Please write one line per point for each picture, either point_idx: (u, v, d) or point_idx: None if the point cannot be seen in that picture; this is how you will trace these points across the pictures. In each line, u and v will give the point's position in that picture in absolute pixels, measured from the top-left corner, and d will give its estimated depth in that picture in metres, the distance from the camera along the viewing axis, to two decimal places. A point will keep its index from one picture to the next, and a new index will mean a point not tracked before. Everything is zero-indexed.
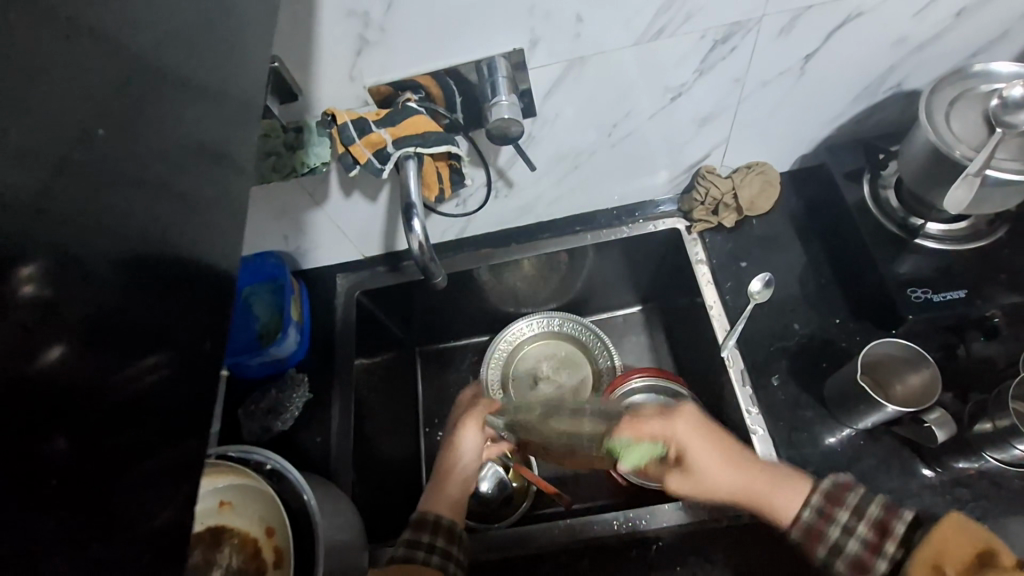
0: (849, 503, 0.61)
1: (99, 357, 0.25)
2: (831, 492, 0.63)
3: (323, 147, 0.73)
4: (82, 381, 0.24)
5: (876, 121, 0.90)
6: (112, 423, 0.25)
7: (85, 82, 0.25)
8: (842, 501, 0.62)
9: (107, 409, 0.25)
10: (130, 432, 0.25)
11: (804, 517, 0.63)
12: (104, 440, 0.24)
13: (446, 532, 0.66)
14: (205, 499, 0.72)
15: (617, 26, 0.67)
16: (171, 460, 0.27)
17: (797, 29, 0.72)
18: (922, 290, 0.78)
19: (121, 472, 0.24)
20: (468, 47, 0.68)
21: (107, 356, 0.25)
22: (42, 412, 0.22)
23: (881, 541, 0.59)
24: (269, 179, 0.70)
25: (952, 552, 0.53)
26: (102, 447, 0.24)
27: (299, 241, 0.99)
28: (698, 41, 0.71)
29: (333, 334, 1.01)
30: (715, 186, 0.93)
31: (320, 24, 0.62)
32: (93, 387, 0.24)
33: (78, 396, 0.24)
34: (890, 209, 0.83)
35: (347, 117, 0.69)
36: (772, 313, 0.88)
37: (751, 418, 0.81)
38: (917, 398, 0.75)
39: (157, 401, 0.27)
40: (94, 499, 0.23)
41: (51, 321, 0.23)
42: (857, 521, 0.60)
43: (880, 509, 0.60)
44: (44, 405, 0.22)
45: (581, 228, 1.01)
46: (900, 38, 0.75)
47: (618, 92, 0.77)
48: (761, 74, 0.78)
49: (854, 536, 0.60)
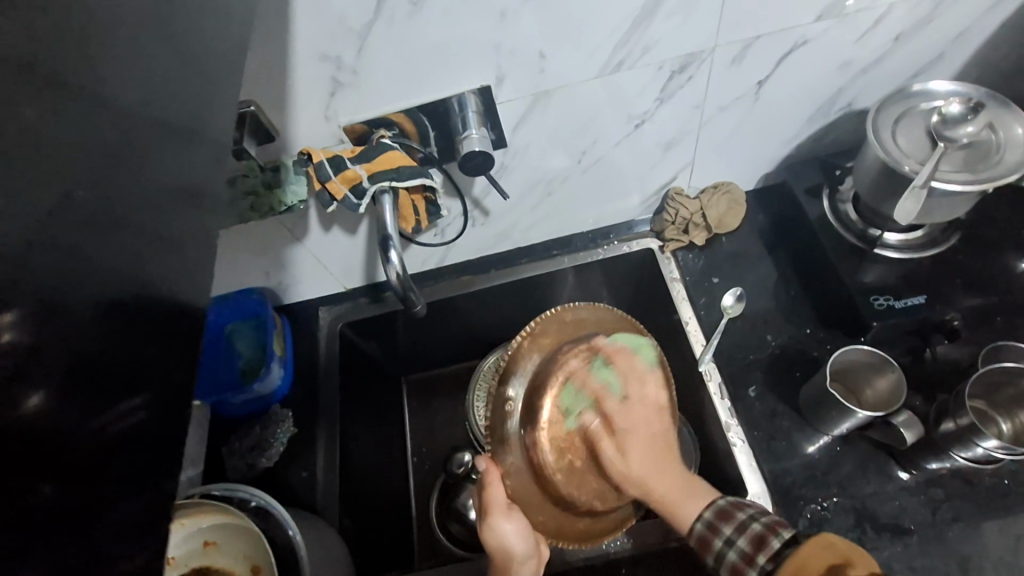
0: (738, 519, 0.63)
1: (74, 407, 0.25)
2: (725, 509, 0.65)
3: (300, 184, 0.74)
4: (62, 429, 0.24)
5: (831, 140, 0.95)
6: (91, 469, 0.25)
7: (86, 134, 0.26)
8: (733, 517, 0.64)
9: (84, 455, 0.25)
10: (109, 474, 0.26)
11: (698, 528, 0.65)
12: (82, 487, 0.25)
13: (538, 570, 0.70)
14: (189, 542, 0.71)
15: (579, 61, 0.71)
16: (149, 505, 0.28)
17: (748, 58, 0.76)
18: (884, 298, 0.81)
19: (104, 512, 0.25)
20: (438, 86, 0.72)
21: (82, 404, 0.25)
22: (20, 455, 0.23)
23: (756, 553, 0.61)
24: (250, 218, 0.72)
25: (813, 565, 0.54)
26: (85, 488, 0.25)
27: (280, 276, 1.00)
28: (657, 71, 0.75)
29: (317, 367, 1.02)
30: (685, 207, 0.97)
31: (294, 68, 0.65)
32: (69, 436, 0.25)
33: (55, 444, 0.24)
34: (849, 222, 0.87)
35: (322, 156, 0.71)
36: (746, 327, 0.91)
37: (732, 430, 0.82)
38: (886, 402, 0.78)
39: (133, 445, 0.27)
40: (74, 544, 0.24)
41: (30, 371, 0.23)
42: (738, 534, 0.62)
43: (763, 524, 0.62)
44: (25, 447, 0.23)
45: (558, 252, 1.04)
46: (845, 62, 0.80)
47: (586, 119, 0.80)
48: (719, 99, 0.82)
49: (732, 547, 0.62)
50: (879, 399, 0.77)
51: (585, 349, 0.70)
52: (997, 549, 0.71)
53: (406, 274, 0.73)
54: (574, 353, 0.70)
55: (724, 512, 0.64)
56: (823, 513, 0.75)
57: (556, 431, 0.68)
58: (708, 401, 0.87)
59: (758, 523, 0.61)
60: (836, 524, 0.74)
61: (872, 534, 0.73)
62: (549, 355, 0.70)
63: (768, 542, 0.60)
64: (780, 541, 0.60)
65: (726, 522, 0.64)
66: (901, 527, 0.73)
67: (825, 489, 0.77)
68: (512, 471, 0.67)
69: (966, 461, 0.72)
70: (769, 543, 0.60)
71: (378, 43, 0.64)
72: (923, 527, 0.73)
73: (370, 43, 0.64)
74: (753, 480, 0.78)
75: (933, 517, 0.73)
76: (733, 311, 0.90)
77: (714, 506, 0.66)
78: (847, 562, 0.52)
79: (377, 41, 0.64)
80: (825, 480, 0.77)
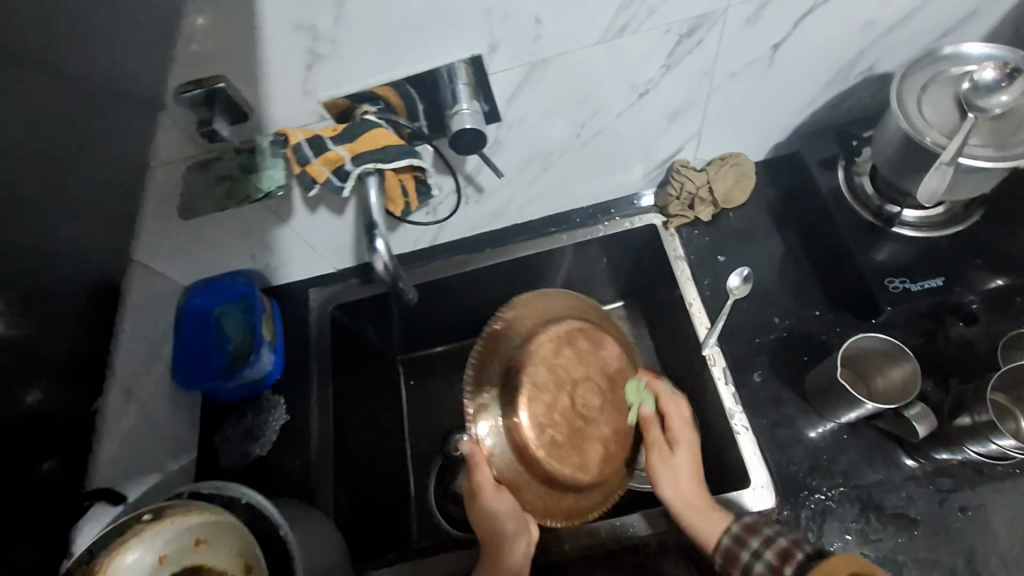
0: (764, 534, 0.66)
1: None
2: (751, 522, 0.68)
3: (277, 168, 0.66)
4: None
5: (849, 106, 0.88)
6: None
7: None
8: (758, 531, 0.66)
9: None
10: None
11: (723, 543, 0.67)
12: None
13: None
14: (181, 538, 0.62)
15: (578, 26, 0.64)
16: None
17: (763, 19, 0.69)
18: (900, 280, 0.77)
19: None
20: (424, 55, 0.65)
21: None
22: None
23: (783, 567, 0.63)
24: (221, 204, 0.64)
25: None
26: None
27: (266, 258, 0.95)
28: (664, 35, 0.68)
29: (309, 351, 0.99)
30: (690, 180, 0.92)
31: (264, 40, 0.59)
32: None
33: None
34: (865, 197, 0.82)
35: (299, 136, 0.65)
36: (752, 308, 0.87)
37: (737, 416, 0.80)
38: (899, 392, 0.74)
39: None
40: None
41: None
42: (765, 549, 0.65)
43: (788, 540, 0.65)
44: None
45: (556, 229, 1.00)
46: (870, 23, 0.73)
47: (586, 89, 0.74)
48: (730, 64, 0.75)
49: (758, 560, 0.64)
50: (891, 389, 0.74)
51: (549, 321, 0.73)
52: (1004, 540, 0.70)
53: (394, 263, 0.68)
54: (552, 329, 0.72)
55: (749, 526, 0.67)
56: (827, 503, 0.73)
57: (539, 394, 0.69)
58: (712, 386, 0.84)
59: (785, 539, 0.64)
60: (839, 513, 0.73)
61: (876, 523, 0.72)
62: (530, 333, 0.72)
63: (794, 556, 0.63)
64: (805, 555, 0.63)
65: (753, 534, 0.66)
66: (907, 517, 0.72)
67: (830, 478, 0.75)
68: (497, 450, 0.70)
69: (977, 456, 0.69)
70: (796, 557, 0.63)
71: (354, 11, 0.58)
72: (929, 517, 0.72)
73: (344, 10, 0.57)
74: (757, 469, 0.76)
75: (940, 507, 0.72)
76: (739, 292, 0.87)
77: (728, 532, 0.67)
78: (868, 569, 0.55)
79: (353, 8, 0.57)
80: (831, 468, 0.75)
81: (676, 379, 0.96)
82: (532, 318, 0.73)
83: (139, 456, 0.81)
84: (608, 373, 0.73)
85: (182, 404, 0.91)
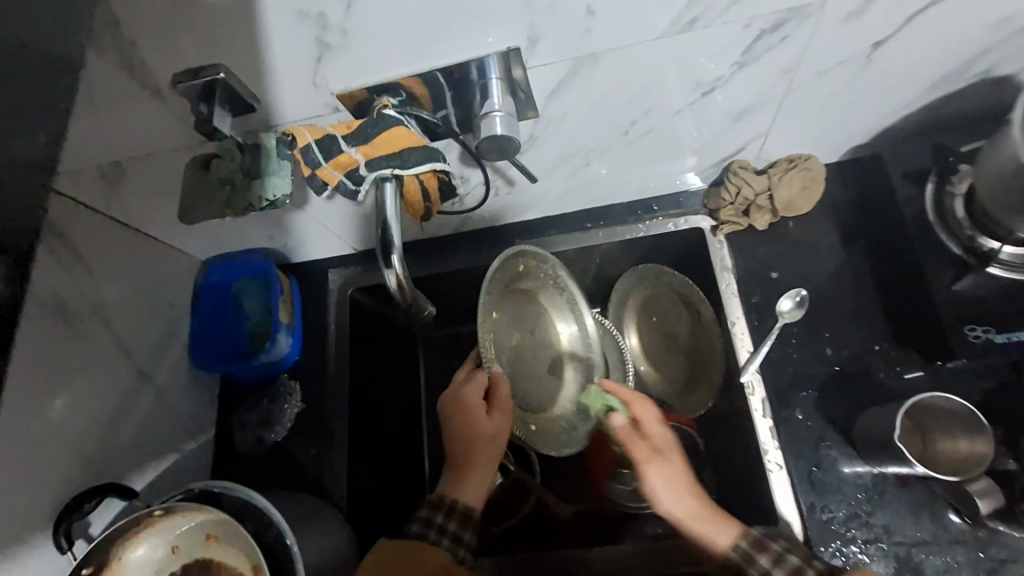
0: (773, 550, 0.65)
1: None
2: (759, 538, 0.67)
3: (284, 174, 0.60)
4: None
5: (951, 112, 0.75)
6: None
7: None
8: (767, 547, 0.66)
9: None
10: None
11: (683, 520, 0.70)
12: None
13: (460, 517, 0.72)
14: (193, 531, 0.70)
15: (635, 19, 0.54)
16: None
17: (868, 14, 0.57)
18: (983, 330, 0.68)
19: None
20: (452, 49, 0.56)
21: None
22: None
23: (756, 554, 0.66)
24: (226, 212, 0.60)
25: None
26: None
27: (283, 237, 0.91)
28: (740, 31, 0.57)
29: (326, 336, 0.95)
30: (749, 185, 0.81)
31: (267, 25, 0.51)
32: None
33: None
34: (956, 225, 0.72)
35: (309, 137, 0.58)
36: (803, 335, 0.79)
37: (770, 453, 0.75)
38: (961, 464, 0.67)
39: None
40: None
41: None
42: (774, 565, 0.64)
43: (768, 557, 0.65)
44: None
45: (592, 224, 0.91)
46: (1002, 21, 0.59)
47: (642, 86, 0.64)
48: (815, 64, 0.64)
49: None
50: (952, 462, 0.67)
51: (674, 303, 0.92)
52: None
53: (411, 278, 0.63)
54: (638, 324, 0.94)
55: (758, 543, 0.67)
56: (861, 557, 0.69)
57: (678, 320, 0.92)
58: (748, 415, 0.78)
59: (796, 556, 0.64)
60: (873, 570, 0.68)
61: None
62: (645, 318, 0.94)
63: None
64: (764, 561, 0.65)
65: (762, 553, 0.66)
66: None
67: (865, 531, 0.70)
68: (470, 392, 0.77)
69: None
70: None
71: None
72: None
73: None
74: (787, 509, 0.72)
75: None
76: (790, 315, 0.77)
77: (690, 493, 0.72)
78: None
79: None
80: (869, 521, 0.70)
81: (707, 377, 0.89)
82: (674, 295, 0.92)
83: (157, 434, 0.83)
84: (686, 355, 0.91)
85: (200, 382, 0.91)
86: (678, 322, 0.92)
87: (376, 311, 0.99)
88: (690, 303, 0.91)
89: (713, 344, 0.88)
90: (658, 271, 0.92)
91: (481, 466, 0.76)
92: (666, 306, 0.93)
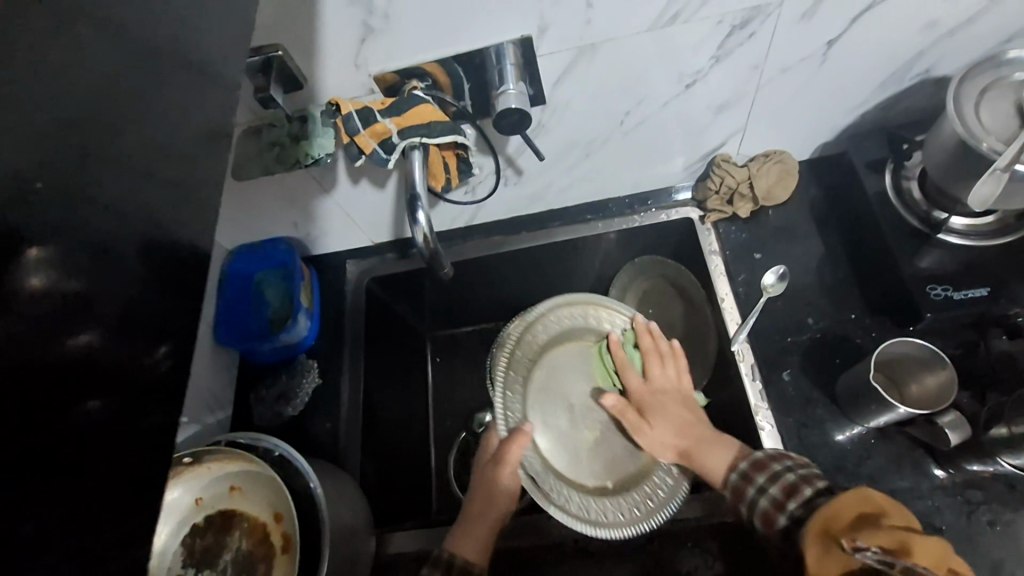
0: (771, 468, 0.69)
1: (116, 353, 0.28)
2: (761, 461, 0.70)
3: (327, 138, 0.70)
4: (106, 367, 0.28)
5: (902, 109, 0.87)
6: (70, 387, 0.26)
7: (55, 88, 0.25)
8: (766, 467, 0.69)
9: (73, 431, 0.25)
10: (62, 388, 0.25)
11: (732, 479, 0.71)
12: (115, 419, 0.27)
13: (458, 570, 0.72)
14: (217, 484, 0.73)
15: (629, 14, 0.65)
16: (102, 412, 0.27)
17: (819, 14, 0.68)
18: (941, 288, 0.77)
19: (147, 496, 0.28)
20: (473, 36, 0.67)
21: (121, 351, 0.29)
22: (23, 378, 0.24)
23: (786, 501, 0.65)
24: (273, 169, 0.70)
25: (843, 515, 0.55)
26: (112, 384, 0.28)
27: (308, 227, 0.98)
28: (715, 26, 0.68)
29: (342, 321, 1.01)
30: (731, 175, 0.91)
31: (322, 9, 0.60)
32: (106, 376, 0.27)
33: (84, 378, 0.27)
34: (912, 202, 0.81)
35: (350, 108, 0.68)
36: (786, 307, 0.86)
37: (760, 414, 0.81)
38: (932, 398, 0.74)
39: (88, 373, 0.27)
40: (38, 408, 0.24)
41: (79, 315, 0.27)
42: (770, 482, 0.67)
43: (796, 476, 0.66)
44: (67, 382, 0.26)
45: (592, 217, 1.00)
46: (932, 23, 0.71)
47: (634, 76, 0.74)
48: (781, 60, 0.75)
49: (764, 494, 0.67)
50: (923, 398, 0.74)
51: (667, 291, 1.00)
52: None
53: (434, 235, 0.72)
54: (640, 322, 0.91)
55: (758, 463, 0.70)
56: None
57: (672, 306, 0.99)
58: (738, 381, 0.84)
59: (792, 475, 0.66)
60: None
61: None
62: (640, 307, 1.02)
63: (801, 492, 0.64)
64: (811, 489, 0.64)
65: (760, 471, 0.69)
66: (931, 525, 0.71)
67: (853, 481, 0.75)
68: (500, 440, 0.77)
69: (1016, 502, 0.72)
70: (803, 493, 0.64)
71: None
72: (955, 528, 0.71)
73: None
74: None
75: (968, 520, 0.71)
76: (774, 290, 0.85)
77: (735, 468, 0.72)
78: (881, 510, 0.53)
79: None
80: (855, 472, 0.75)
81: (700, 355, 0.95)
82: (666, 284, 1.00)
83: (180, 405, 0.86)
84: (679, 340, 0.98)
85: (221, 361, 0.96)
86: (672, 308, 0.99)
87: (389, 300, 1.06)
88: (682, 290, 0.97)
89: (703, 326, 0.94)
90: (659, 261, 0.99)
91: (485, 523, 0.77)
92: (661, 295, 1.01)
